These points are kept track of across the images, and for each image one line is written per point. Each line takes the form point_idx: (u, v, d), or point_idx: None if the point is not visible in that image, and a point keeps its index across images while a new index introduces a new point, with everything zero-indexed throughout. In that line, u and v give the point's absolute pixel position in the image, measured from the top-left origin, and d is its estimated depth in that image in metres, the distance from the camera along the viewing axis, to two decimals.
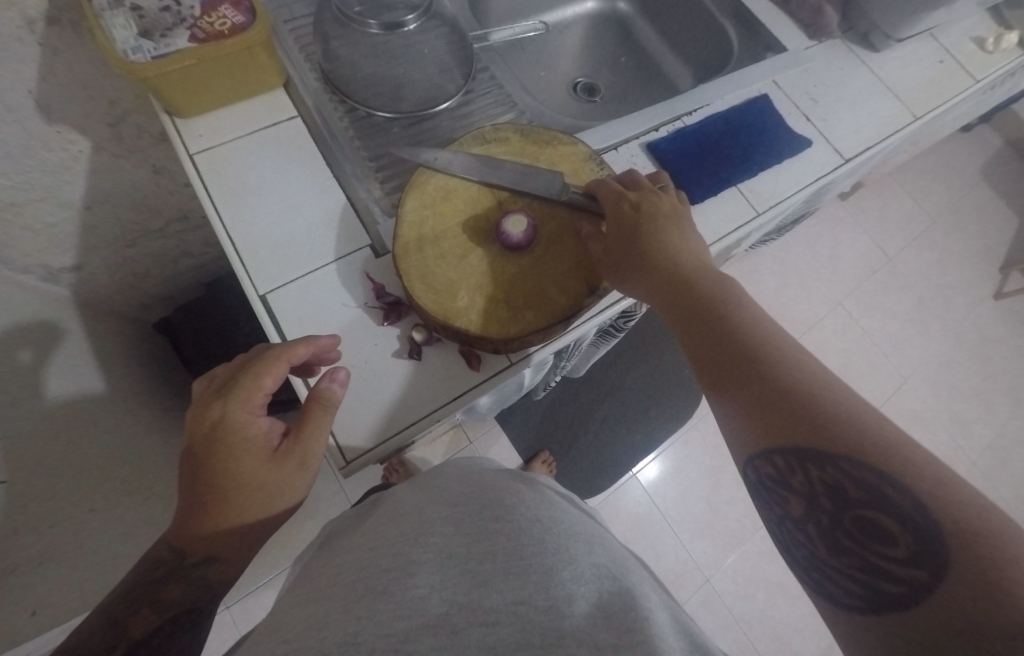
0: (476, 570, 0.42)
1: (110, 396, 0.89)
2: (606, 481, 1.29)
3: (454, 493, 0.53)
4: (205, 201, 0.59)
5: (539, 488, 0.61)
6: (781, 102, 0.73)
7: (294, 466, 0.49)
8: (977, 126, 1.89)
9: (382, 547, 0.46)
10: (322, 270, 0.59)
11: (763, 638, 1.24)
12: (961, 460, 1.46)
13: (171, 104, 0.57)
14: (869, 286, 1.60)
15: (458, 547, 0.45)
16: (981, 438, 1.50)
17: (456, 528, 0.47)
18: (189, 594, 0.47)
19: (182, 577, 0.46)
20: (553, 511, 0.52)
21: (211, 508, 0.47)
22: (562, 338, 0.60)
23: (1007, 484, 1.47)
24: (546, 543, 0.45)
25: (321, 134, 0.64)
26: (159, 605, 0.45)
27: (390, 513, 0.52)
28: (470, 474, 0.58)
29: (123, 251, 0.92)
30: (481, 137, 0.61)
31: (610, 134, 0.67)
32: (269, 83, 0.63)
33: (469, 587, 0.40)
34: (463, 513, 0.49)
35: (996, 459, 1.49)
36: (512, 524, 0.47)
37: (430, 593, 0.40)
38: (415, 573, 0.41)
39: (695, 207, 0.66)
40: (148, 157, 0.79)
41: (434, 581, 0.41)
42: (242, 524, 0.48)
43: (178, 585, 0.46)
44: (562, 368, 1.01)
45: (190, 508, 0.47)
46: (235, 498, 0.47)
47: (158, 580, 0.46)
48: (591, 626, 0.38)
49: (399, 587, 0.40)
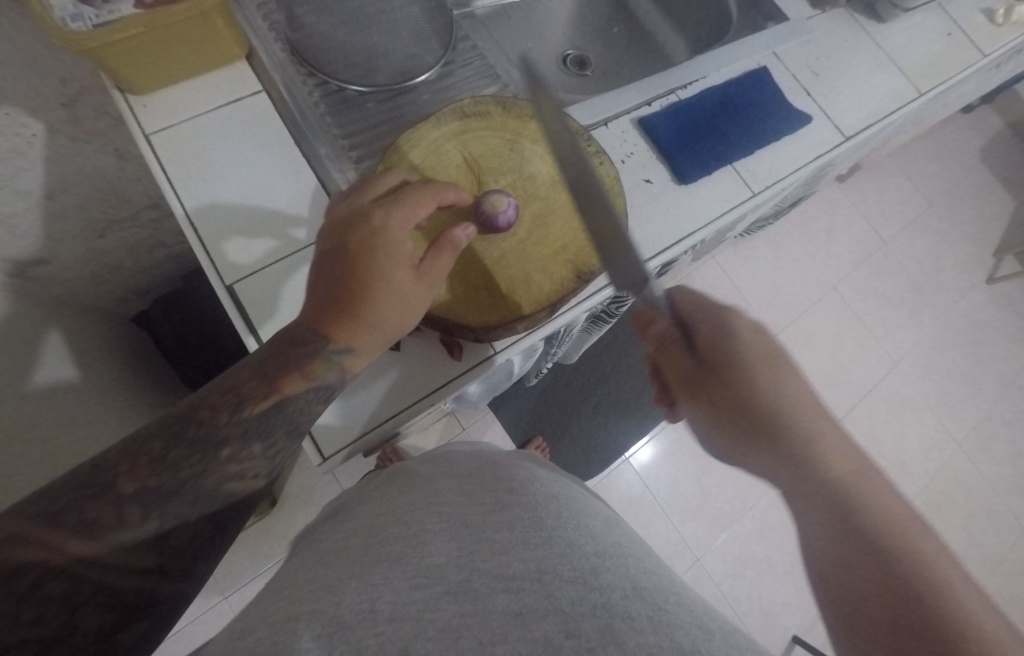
0: (495, 539, 0.39)
1: (85, 391, 0.83)
2: (598, 467, 1.26)
3: (461, 471, 0.50)
4: (163, 185, 0.54)
5: (544, 465, 0.57)
6: (780, 76, 0.69)
7: (427, 290, 0.47)
8: (977, 107, 1.86)
9: (395, 515, 0.43)
10: (292, 255, 0.56)
11: (753, 615, 1.24)
12: (949, 440, 1.47)
13: (120, 79, 0.53)
14: (864, 269, 1.57)
15: (473, 518, 0.41)
16: (967, 418, 1.51)
17: (471, 500, 0.44)
18: (316, 383, 0.44)
19: (311, 365, 0.44)
20: (565, 489, 0.49)
21: (350, 306, 0.44)
22: (549, 325, 0.57)
23: (991, 462, 1.49)
24: (567, 515, 0.43)
25: (289, 111, 0.59)
26: (285, 386, 0.43)
27: (394, 486, 0.49)
28: (475, 456, 0.54)
29: (93, 243, 0.87)
30: (460, 111, 0.57)
31: (600, 109, 0.63)
32: (228, 54, 0.58)
33: (488, 554, 0.37)
34: (476, 486, 0.47)
35: (981, 438, 1.50)
36: (527, 498, 0.44)
37: (447, 560, 0.36)
38: (430, 541, 0.39)
39: (688, 187, 0.62)
40: (110, 140, 0.75)
41: (451, 549, 0.38)
42: (373, 330, 0.45)
43: (308, 371, 0.44)
44: (553, 354, 0.98)
45: (324, 305, 0.45)
46: (369, 303, 0.44)
47: (289, 357, 0.44)
48: (623, 599, 0.34)
49: (414, 556, 0.37)
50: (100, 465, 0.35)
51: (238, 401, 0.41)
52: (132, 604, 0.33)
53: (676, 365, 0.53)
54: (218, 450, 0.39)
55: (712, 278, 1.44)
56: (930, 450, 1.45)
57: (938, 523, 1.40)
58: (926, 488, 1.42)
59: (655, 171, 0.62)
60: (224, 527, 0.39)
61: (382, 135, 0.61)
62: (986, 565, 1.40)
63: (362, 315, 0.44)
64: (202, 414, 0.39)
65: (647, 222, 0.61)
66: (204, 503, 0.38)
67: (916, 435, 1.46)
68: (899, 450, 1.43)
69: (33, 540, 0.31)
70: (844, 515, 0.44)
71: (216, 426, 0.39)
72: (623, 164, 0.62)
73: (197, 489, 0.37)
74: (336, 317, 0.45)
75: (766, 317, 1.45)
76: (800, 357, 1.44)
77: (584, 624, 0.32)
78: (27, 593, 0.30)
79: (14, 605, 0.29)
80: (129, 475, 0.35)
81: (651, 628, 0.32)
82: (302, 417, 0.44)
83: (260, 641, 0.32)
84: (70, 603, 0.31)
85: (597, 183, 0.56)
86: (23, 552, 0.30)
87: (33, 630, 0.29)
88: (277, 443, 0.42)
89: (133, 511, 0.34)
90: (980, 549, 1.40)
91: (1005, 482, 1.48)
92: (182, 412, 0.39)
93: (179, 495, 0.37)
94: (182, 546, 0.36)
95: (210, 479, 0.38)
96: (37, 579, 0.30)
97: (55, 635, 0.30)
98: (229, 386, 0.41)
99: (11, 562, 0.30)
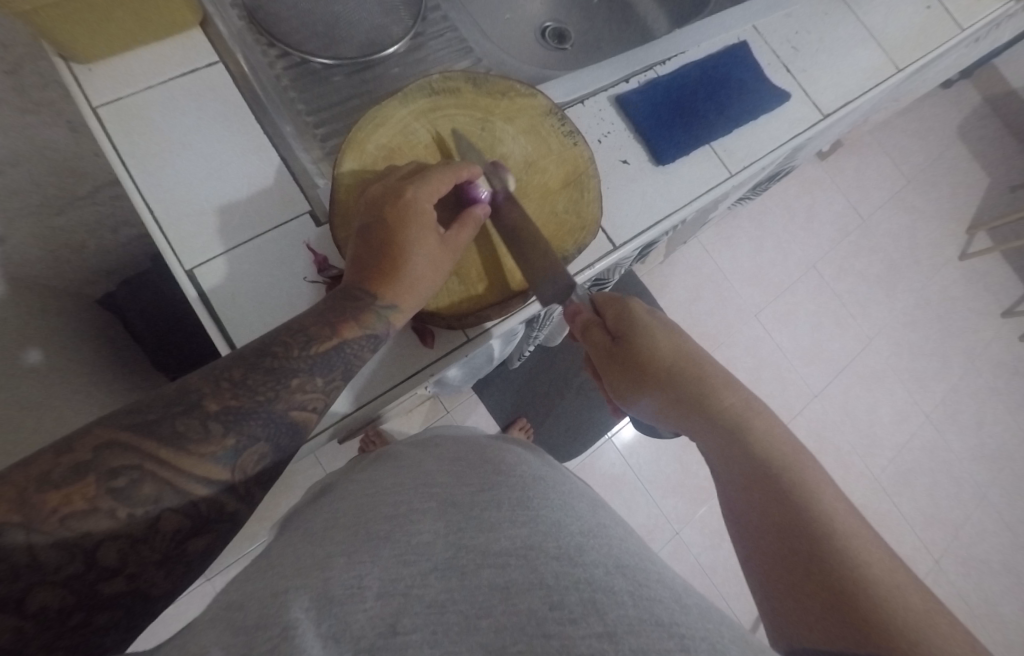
0: (482, 516, 0.38)
1: (54, 374, 0.80)
2: (581, 445, 1.27)
3: (451, 451, 0.49)
4: (115, 164, 0.52)
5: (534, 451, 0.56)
6: (760, 51, 0.67)
7: (454, 255, 0.47)
8: (958, 82, 1.86)
9: (383, 493, 0.42)
10: (257, 240, 0.53)
11: (726, 582, 1.28)
12: (918, 413, 1.51)
13: (63, 46, 0.49)
14: (843, 248, 1.58)
15: (461, 496, 0.40)
16: (936, 392, 1.55)
17: (459, 479, 0.43)
18: (367, 332, 0.45)
19: (362, 316, 0.45)
20: (553, 472, 0.48)
21: (394, 261, 0.45)
22: (523, 311, 0.57)
23: (956, 434, 1.54)
24: (555, 488, 0.43)
25: (251, 87, 0.56)
26: (343, 331, 0.44)
27: (382, 465, 0.48)
28: (465, 440, 0.53)
29: (50, 220, 0.81)
30: (428, 87, 0.54)
31: (576, 87, 0.61)
32: (183, 21, 0.54)
33: (476, 531, 0.36)
34: (464, 466, 0.46)
35: (947, 411, 1.55)
36: (515, 478, 0.43)
37: (435, 538, 0.36)
38: (418, 519, 0.38)
39: (665, 168, 0.61)
40: (61, 112, 0.71)
41: (439, 527, 0.37)
42: (415, 288, 0.46)
43: (360, 321, 0.44)
44: (535, 337, 0.98)
45: (370, 256, 0.46)
46: (407, 268, 0.45)
47: (339, 310, 0.44)
48: (606, 575, 0.33)
49: (403, 532, 0.37)
50: (188, 389, 0.39)
51: (301, 342, 0.43)
52: (202, 516, 0.37)
53: (602, 343, 0.53)
54: (283, 384, 0.41)
55: (694, 258, 1.44)
56: (899, 423, 1.50)
57: (903, 492, 1.45)
58: (895, 460, 1.47)
59: (632, 151, 0.61)
60: (286, 457, 0.42)
61: (350, 112, 0.59)
62: (949, 532, 1.46)
63: (406, 272, 0.45)
64: (273, 351, 0.42)
65: (624, 205, 0.59)
66: (270, 432, 0.40)
67: (887, 410, 1.50)
68: (870, 424, 1.47)
69: (131, 445, 0.35)
70: (744, 473, 0.44)
71: (285, 363, 0.42)
72: (599, 144, 0.60)
73: (265, 418, 0.40)
74: (385, 270, 0.45)
75: (746, 297, 1.46)
76: (779, 335, 1.46)
77: (567, 596, 0.31)
78: (123, 490, 0.34)
79: (112, 500, 0.34)
80: (211, 399, 0.38)
81: (630, 602, 0.32)
82: (354, 363, 0.45)
83: (248, 619, 0.32)
84: (157, 504, 0.35)
85: (572, 165, 0.55)
86: (123, 455, 0.35)
87: (127, 524, 0.34)
88: (333, 385, 0.44)
89: (211, 431, 0.38)
90: (945, 517, 1.46)
91: (968, 452, 1.54)
92: (255, 348, 0.42)
93: (253, 424, 0.39)
94: (250, 468, 0.39)
95: (276, 410, 0.40)
96: (132, 480, 0.34)
97: (143, 529, 0.34)
98: (296, 328, 0.43)
99: (111, 464, 0.34)
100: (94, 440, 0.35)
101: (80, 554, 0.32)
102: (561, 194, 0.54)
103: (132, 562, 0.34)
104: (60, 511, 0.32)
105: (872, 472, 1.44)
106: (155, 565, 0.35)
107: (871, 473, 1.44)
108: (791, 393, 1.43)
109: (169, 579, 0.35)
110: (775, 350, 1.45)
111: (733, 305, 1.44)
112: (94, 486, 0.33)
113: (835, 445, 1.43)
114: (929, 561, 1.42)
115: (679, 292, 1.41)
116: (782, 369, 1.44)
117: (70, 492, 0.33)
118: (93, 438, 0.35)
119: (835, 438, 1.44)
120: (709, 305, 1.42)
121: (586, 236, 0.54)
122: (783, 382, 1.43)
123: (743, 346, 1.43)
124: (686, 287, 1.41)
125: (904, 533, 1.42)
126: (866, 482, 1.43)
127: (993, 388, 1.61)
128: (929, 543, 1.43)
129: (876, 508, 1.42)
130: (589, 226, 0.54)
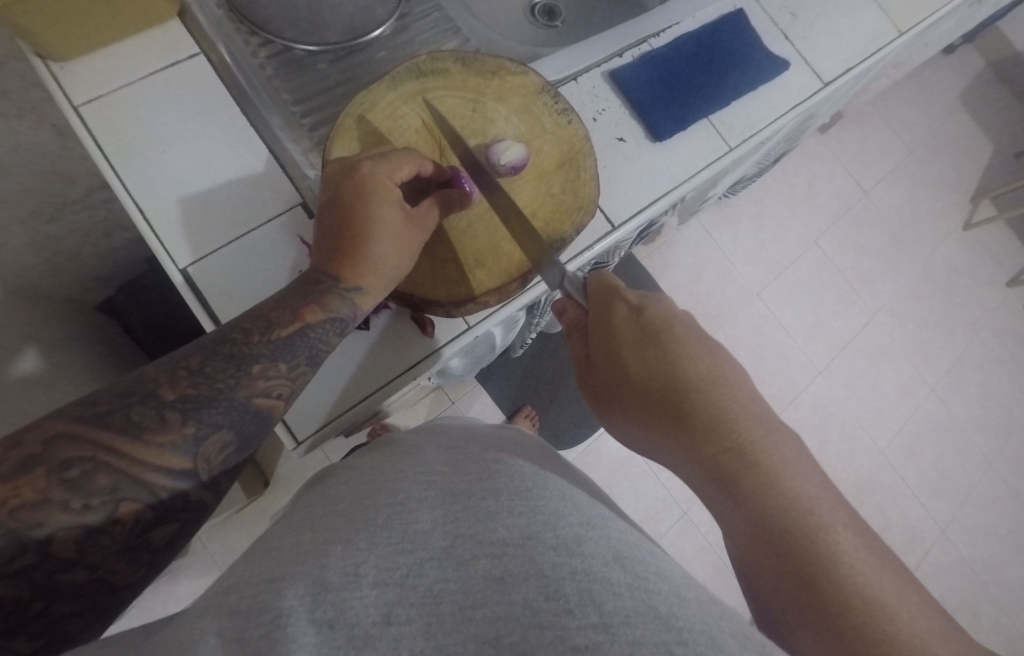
0: (480, 506, 0.35)
1: (52, 381, 0.73)
2: (587, 429, 1.26)
3: (451, 440, 0.48)
4: (100, 163, 0.51)
5: (528, 439, 0.56)
6: (757, 19, 0.65)
7: (420, 236, 0.46)
8: (959, 48, 1.81)
9: (381, 481, 0.40)
10: (250, 235, 0.53)
11: None
12: (923, 385, 1.50)
13: (40, 43, 0.48)
14: (845, 222, 1.56)
15: (458, 486, 0.38)
16: (941, 363, 1.54)
17: (457, 469, 0.41)
18: (330, 316, 0.44)
19: (325, 300, 0.44)
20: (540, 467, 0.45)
21: (347, 247, 0.44)
22: (520, 298, 0.56)
23: (962, 403, 1.53)
24: (546, 478, 0.41)
25: (235, 78, 0.56)
26: (305, 315, 0.43)
27: (381, 455, 0.46)
28: (466, 429, 0.52)
29: (44, 228, 0.75)
30: (416, 69, 0.53)
31: (568, 64, 0.59)
32: (162, 12, 0.53)
33: (473, 520, 0.34)
34: (462, 457, 0.44)
35: (953, 382, 1.54)
36: (506, 468, 0.41)
37: (433, 526, 0.33)
38: (414, 507, 0.35)
39: (663, 144, 0.59)
40: None
41: (436, 516, 0.34)
42: (379, 272, 0.45)
43: (323, 304, 0.44)
44: (536, 324, 0.96)
45: (330, 247, 0.45)
46: (370, 247, 0.44)
47: (306, 293, 0.44)
48: (603, 566, 0.30)
49: (398, 520, 0.34)
50: (144, 377, 0.37)
51: (261, 328, 0.42)
52: (165, 505, 0.36)
53: None
54: (244, 370, 0.40)
55: (695, 238, 1.42)
56: (904, 394, 1.49)
57: (911, 464, 1.44)
58: (900, 431, 1.46)
59: (628, 127, 0.59)
60: (250, 445, 0.41)
61: (336, 100, 0.59)
62: (956, 501, 1.45)
63: (362, 265, 0.44)
64: (231, 338, 0.41)
65: (622, 183, 0.58)
66: (232, 419, 0.39)
67: (892, 382, 1.48)
68: (876, 397, 1.46)
69: (84, 436, 0.33)
70: None
71: (245, 349, 0.40)
72: (594, 122, 0.58)
73: (225, 405, 0.39)
74: (342, 258, 0.44)
75: (748, 276, 1.44)
76: (782, 313, 1.44)
77: (564, 586, 0.28)
78: (77, 481, 0.32)
79: (66, 492, 0.32)
80: (167, 387, 0.37)
81: (629, 594, 0.29)
82: (320, 348, 0.44)
83: (243, 601, 0.29)
84: (114, 495, 0.33)
85: (566, 144, 0.54)
86: (76, 447, 0.33)
87: (83, 515, 0.32)
88: (298, 370, 0.43)
89: (168, 418, 0.36)
90: (953, 486, 1.46)
91: (975, 422, 1.53)
92: (213, 337, 0.41)
93: (213, 410, 0.38)
94: (212, 456, 0.38)
95: (237, 397, 0.39)
96: (86, 471, 0.33)
97: (100, 520, 0.33)
98: (256, 316, 0.42)
99: (63, 455, 0.32)
100: (45, 432, 0.32)
101: (32, 547, 0.31)
102: (556, 174, 0.53)
103: (92, 552, 0.33)
104: (9, 504, 0.30)
105: (879, 445, 1.43)
106: (116, 556, 0.34)
107: (877, 446, 1.43)
108: (795, 370, 1.42)
109: (133, 569, 0.35)
110: (779, 328, 1.43)
111: (735, 285, 1.43)
112: (45, 478, 0.31)
113: (840, 420, 1.42)
114: (935, 531, 1.41)
115: (681, 274, 1.39)
116: (787, 348, 1.43)
117: (19, 485, 0.30)
118: (43, 431, 0.33)
119: (841, 413, 1.43)
120: (710, 285, 1.41)
121: (583, 215, 0.53)
122: (787, 359, 1.42)
123: (746, 325, 1.41)
124: (686, 268, 1.40)
125: (911, 504, 1.42)
126: (874, 455, 1.42)
127: (999, 357, 1.60)
128: (936, 513, 1.42)
129: (882, 481, 1.41)
130: (586, 205, 0.53)
